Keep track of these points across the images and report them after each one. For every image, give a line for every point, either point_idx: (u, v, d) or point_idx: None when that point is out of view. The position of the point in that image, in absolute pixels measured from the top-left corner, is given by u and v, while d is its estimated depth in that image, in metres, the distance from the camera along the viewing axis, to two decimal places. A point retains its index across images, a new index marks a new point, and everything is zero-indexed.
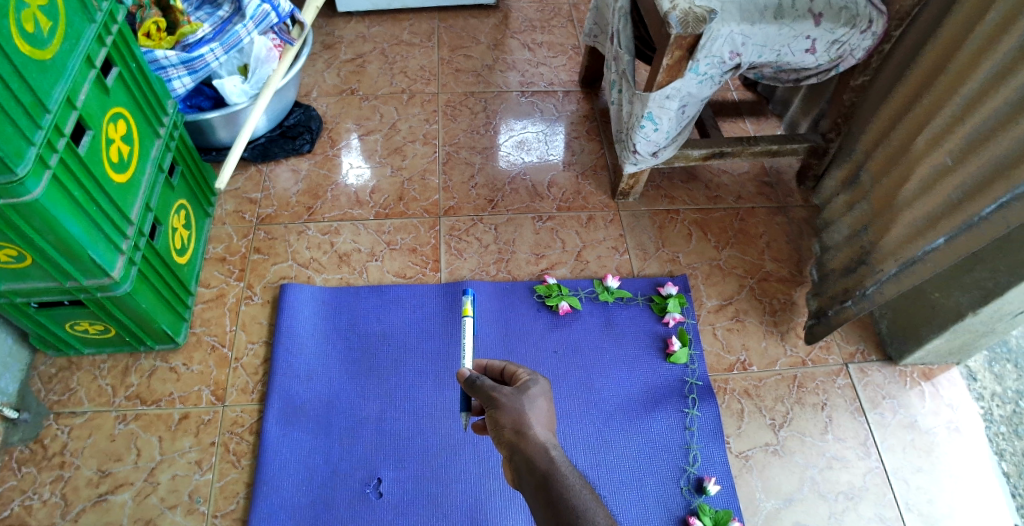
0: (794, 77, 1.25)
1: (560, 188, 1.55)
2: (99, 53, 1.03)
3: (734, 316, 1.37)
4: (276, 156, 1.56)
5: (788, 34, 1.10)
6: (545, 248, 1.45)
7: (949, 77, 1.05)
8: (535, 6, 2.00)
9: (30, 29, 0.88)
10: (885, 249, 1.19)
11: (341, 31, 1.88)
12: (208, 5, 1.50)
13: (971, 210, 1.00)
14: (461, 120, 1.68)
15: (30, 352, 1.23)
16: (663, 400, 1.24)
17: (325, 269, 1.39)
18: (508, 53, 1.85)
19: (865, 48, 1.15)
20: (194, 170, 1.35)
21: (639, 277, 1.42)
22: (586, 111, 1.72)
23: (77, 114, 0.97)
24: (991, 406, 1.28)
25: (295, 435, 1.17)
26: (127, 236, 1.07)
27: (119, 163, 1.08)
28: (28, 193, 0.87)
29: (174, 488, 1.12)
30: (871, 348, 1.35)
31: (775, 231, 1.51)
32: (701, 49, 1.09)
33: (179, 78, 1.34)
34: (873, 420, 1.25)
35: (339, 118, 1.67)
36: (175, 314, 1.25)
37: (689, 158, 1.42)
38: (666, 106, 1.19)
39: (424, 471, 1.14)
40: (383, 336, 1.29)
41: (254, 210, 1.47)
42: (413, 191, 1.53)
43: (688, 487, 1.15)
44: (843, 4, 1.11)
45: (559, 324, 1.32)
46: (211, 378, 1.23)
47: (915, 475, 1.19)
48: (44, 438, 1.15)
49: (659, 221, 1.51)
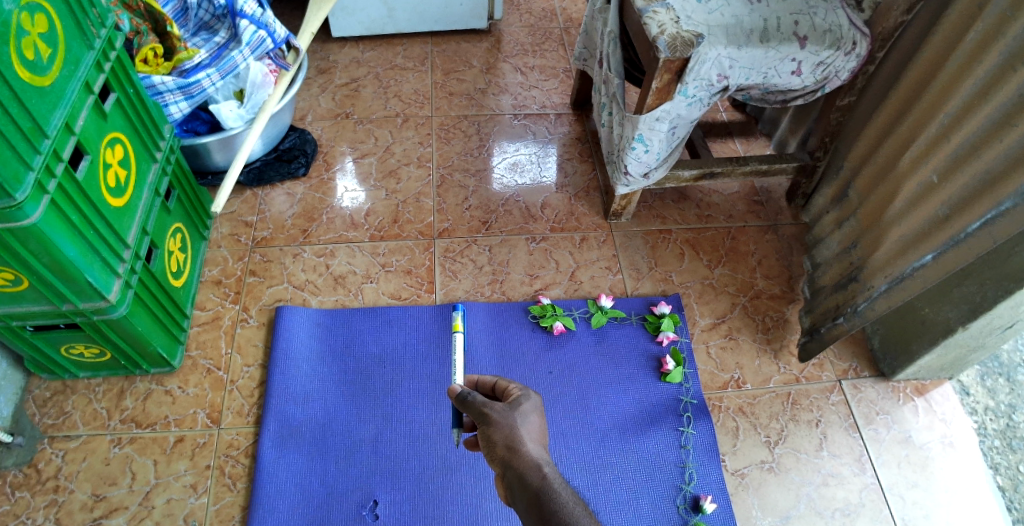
0: (782, 98, 1.27)
1: (553, 209, 1.57)
2: (97, 79, 1.05)
3: (727, 334, 1.39)
4: (272, 180, 1.57)
5: (774, 56, 1.13)
6: (539, 268, 1.46)
7: (933, 95, 1.08)
8: (527, 30, 2.04)
9: (30, 55, 0.89)
10: (875, 265, 1.21)
11: (336, 56, 1.91)
12: (205, 31, 1.52)
13: (958, 225, 1.03)
14: (455, 142, 1.70)
15: (24, 375, 1.23)
16: (658, 418, 1.24)
17: (321, 291, 1.40)
18: (500, 77, 1.88)
19: (850, 68, 1.18)
20: (190, 193, 1.36)
21: (633, 296, 1.43)
22: (578, 133, 1.75)
23: (75, 139, 0.98)
24: (984, 420, 1.29)
25: (291, 458, 1.16)
26: (123, 259, 1.08)
27: (116, 187, 1.08)
28: (26, 216, 0.88)
29: (170, 512, 1.11)
30: (865, 365, 1.36)
31: (766, 249, 1.53)
32: (690, 72, 1.11)
33: (176, 103, 1.36)
34: (869, 435, 1.26)
35: (334, 141, 1.69)
36: (171, 337, 1.25)
37: (680, 179, 1.45)
38: (656, 128, 1.21)
39: (421, 493, 1.13)
40: (379, 358, 1.29)
41: (250, 233, 1.48)
42: (408, 213, 1.54)
43: (685, 506, 1.15)
44: (828, 26, 1.14)
45: (554, 344, 1.33)
46: (207, 401, 1.23)
47: (911, 491, 1.19)
48: (38, 462, 1.15)
49: (652, 241, 1.53)
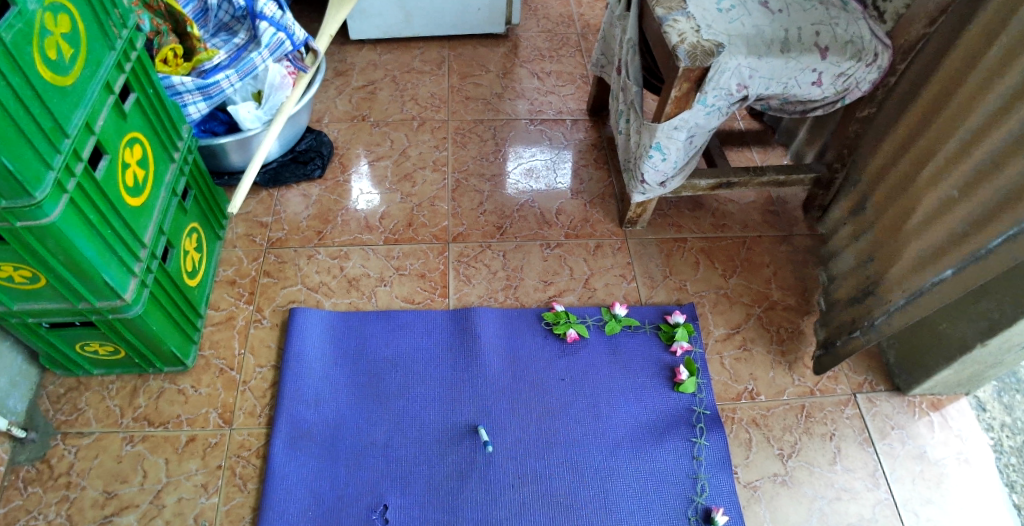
0: (801, 109, 1.26)
1: (568, 215, 1.57)
2: (118, 79, 1.06)
3: (741, 345, 1.37)
4: (287, 181, 1.58)
5: (795, 67, 1.12)
6: (553, 275, 1.46)
7: (953, 110, 1.07)
8: (544, 36, 2.03)
9: (51, 55, 0.90)
10: (893, 279, 1.19)
11: (353, 59, 1.92)
12: (224, 32, 1.53)
13: (978, 241, 1.01)
14: (471, 146, 1.70)
15: (39, 371, 1.24)
16: (671, 429, 1.23)
17: (334, 293, 1.40)
18: (517, 82, 1.88)
19: (871, 80, 1.17)
20: (206, 193, 1.37)
21: (647, 305, 1.42)
22: (594, 140, 1.74)
23: (94, 139, 0.99)
24: (1000, 436, 1.27)
25: (301, 460, 1.16)
26: (139, 259, 1.08)
27: (134, 187, 1.09)
28: (45, 215, 0.88)
29: (180, 511, 1.11)
30: (880, 378, 1.34)
31: (782, 261, 1.52)
32: (709, 81, 1.10)
33: (195, 103, 1.37)
34: (883, 450, 1.24)
35: (349, 143, 1.69)
36: (185, 336, 1.25)
37: (697, 188, 1.43)
38: (674, 137, 1.21)
39: (431, 498, 1.13)
40: (391, 362, 1.29)
41: (264, 233, 1.49)
42: (422, 217, 1.54)
43: (696, 518, 1.14)
44: (849, 38, 1.13)
45: (566, 351, 1.32)
46: (219, 401, 1.23)
47: (925, 507, 1.17)
48: (51, 458, 1.15)
49: (666, 249, 1.52)
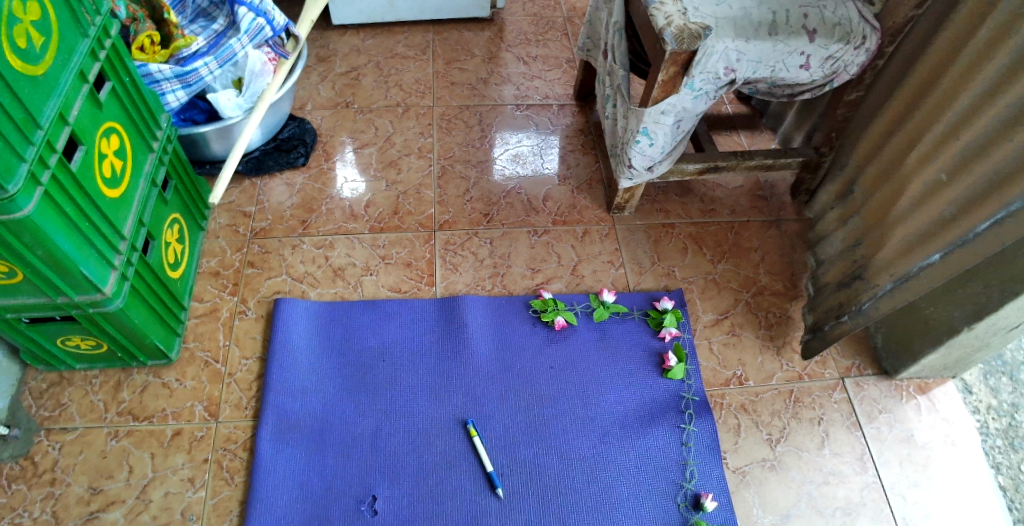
0: (788, 92, 1.25)
1: (555, 202, 1.55)
2: (92, 68, 1.03)
3: (729, 330, 1.37)
4: (271, 169, 1.55)
5: (782, 50, 1.11)
6: (541, 262, 1.45)
7: (941, 93, 1.06)
8: (530, 19, 2.01)
9: (22, 44, 0.87)
10: (881, 263, 1.19)
11: (336, 44, 1.88)
12: (203, 18, 1.50)
13: (965, 225, 1.01)
14: (456, 133, 1.68)
15: (20, 367, 1.22)
16: (660, 416, 1.23)
17: (319, 283, 1.38)
18: (503, 66, 1.85)
19: (859, 63, 1.16)
20: (187, 183, 1.34)
21: (635, 291, 1.41)
22: (582, 125, 1.73)
23: (68, 130, 0.96)
24: (986, 419, 1.28)
25: (290, 452, 1.15)
26: (120, 251, 1.06)
27: (111, 178, 1.07)
28: (20, 209, 0.86)
29: (167, 506, 1.11)
30: (867, 363, 1.35)
31: (770, 245, 1.52)
32: (696, 65, 1.09)
33: (173, 91, 1.33)
34: (870, 434, 1.25)
35: (333, 131, 1.67)
36: (168, 329, 1.23)
37: (684, 172, 1.43)
38: (662, 121, 1.19)
39: (420, 489, 1.13)
40: (379, 352, 1.28)
41: (248, 223, 1.47)
42: (408, 205, 1.53)
43: (686, 504, 1.14)
44: (837, 20, 1.12)
45: (555, 339, 1.32)
46: (204, 394, 1.22)
47: (912, 490, 1.19)
48: (35, 455, 1.14)
49: (654, 235, 1.51)
